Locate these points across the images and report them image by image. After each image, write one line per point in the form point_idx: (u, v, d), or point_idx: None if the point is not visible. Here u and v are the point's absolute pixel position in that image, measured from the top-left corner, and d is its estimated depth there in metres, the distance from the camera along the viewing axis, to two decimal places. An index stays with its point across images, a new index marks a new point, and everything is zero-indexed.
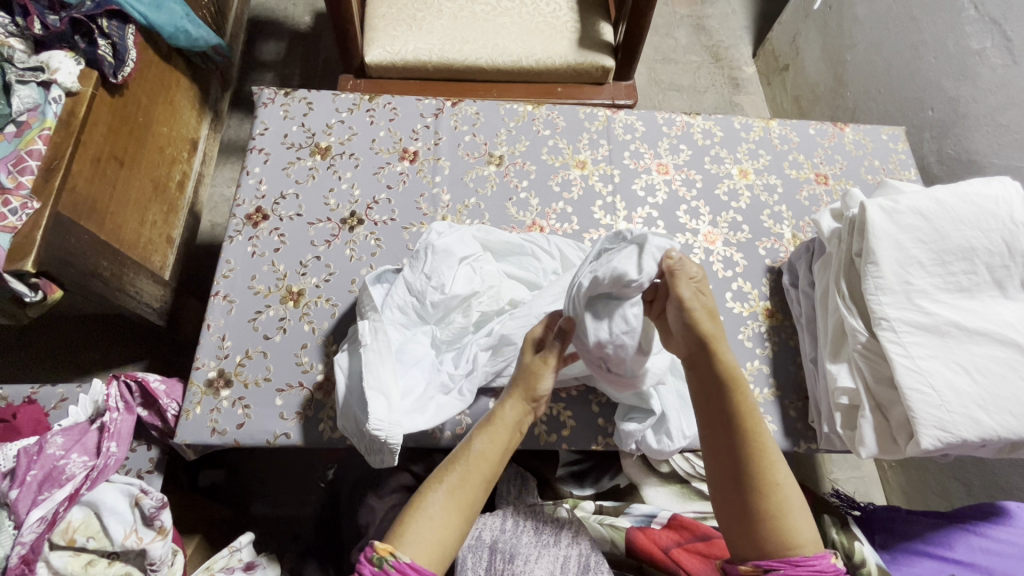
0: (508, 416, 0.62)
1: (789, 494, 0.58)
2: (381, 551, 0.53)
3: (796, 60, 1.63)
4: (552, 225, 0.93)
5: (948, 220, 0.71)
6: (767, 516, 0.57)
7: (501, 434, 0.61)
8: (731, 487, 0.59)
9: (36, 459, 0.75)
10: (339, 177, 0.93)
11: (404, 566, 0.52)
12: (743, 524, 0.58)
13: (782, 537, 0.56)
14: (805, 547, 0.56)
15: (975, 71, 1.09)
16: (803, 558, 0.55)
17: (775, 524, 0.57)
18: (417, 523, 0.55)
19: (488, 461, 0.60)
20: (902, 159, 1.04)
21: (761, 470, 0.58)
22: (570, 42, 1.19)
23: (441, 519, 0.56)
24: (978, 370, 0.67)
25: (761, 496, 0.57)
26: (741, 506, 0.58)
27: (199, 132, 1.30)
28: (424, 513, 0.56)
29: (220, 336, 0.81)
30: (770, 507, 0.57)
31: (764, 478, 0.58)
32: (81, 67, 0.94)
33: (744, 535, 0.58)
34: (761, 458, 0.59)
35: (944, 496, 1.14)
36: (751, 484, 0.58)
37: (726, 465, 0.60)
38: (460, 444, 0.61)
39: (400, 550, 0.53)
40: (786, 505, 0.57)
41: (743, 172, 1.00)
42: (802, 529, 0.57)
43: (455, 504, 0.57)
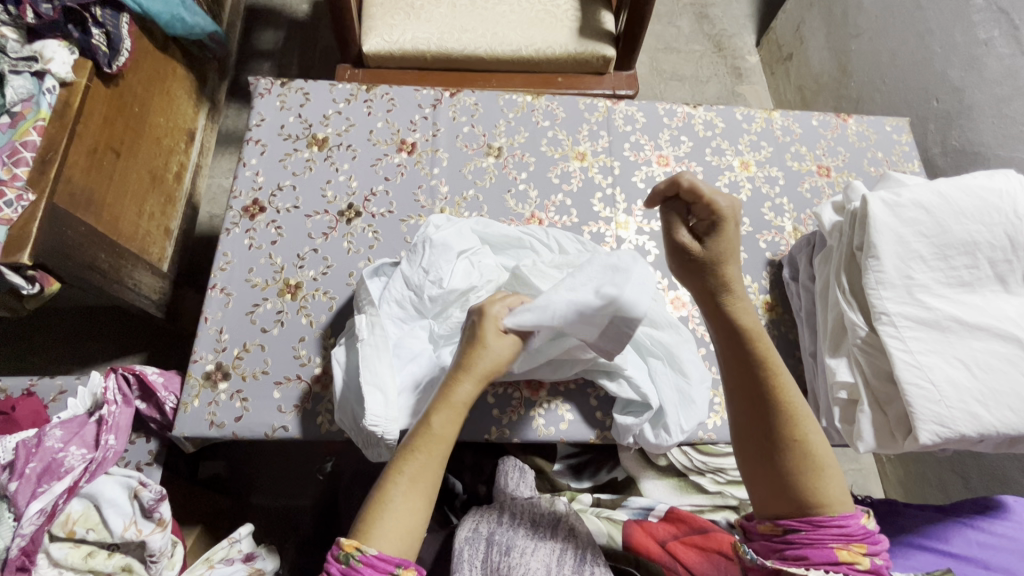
0: (461, 395, 0.63)
1: (820, 449, 0.59)
2: (347, 547, 0.54)
3: (800, 50, 1.61)
4: (551, 218, 0.92)
5: (950, 214, 0.70)
6: (803, 471, 0.58)
7: (453, 411, 0.62)
8: (766, 446, 0.60)
9: (34, 452, 0.75)
10: (336, 169, 0.93)
11: (372, 559, 0.53)
12: (780, 483, 0.58)
13: (815, 493, 0.57)
14: (835, 506, 0.56)
15: (982, 61, 1.07)
16: (829, 516, 0.56)
17: (809, 481, 0.57)
18: (381, 517, 0.55)
19: (443, 441, 0.61)
20: (906, 151, 1.03)
21: (796, 426, 0.60)
22: (571, 31, 1.17)
23: (402, 509, 0.56)
24: (978, 365, 0.66)
25: (792, 452, 0.58)
26: (777, 461, 0.59)
27: (196, 123, 1.29)
28: (387, 507, 0.56)
29: (217, 329, 0.81)
30: (804, 463, 0.58)
31: (802, 435, 0.59)
32: (75, 57, 0.92)
33: (778, 494, 0.58)
34: (797, 414, 0.60)
35: (942, 488, 1.14)
36: (786, 440, 0.59)
37: (764, 418, 0.61)
38: (417, 426, 0.61)
39: (366, 545, 0.54)
40: (820, 461, 0.58)
41: (744, 164, 0.99)
42: (833, 485, 0.57)
43: (416, 492, 0.58)
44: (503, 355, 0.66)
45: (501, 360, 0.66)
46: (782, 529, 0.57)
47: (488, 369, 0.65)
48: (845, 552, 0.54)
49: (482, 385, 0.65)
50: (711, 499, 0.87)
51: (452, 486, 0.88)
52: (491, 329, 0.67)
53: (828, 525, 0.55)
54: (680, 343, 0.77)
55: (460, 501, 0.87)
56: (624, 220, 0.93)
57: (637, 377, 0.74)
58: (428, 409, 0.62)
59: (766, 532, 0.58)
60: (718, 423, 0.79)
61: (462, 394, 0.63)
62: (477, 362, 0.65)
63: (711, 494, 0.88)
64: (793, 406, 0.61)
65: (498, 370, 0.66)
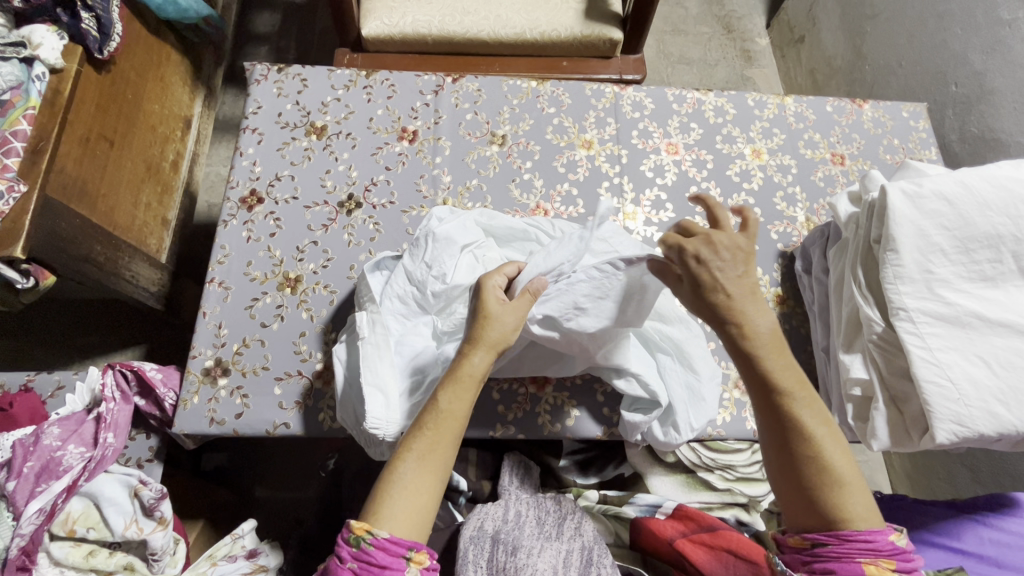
0: (473, 369, 0.61)
1: (842, 465, 0.56)
2: (358, 530, 0.53)
3: (812, 32, 1.56)
4: (557, 208, 0.89)
5: (974, 206, 0.67)
6: (824, 488, 0.55)
7: (465, 385, 0.60)
8: (782, 462, 0.57)
9: (32, 450, 0.74)
10: (336, 158, 0.90)
11: (383, 542, 0.52)
12: (800, 498, 0.56)
13: (837, 510, 0.55)
14: (858, 521, 0.54)
15: (1005, 43, 1.03)
16: (856, 531, 0.54)
17: (831, 498, 0.55)
18: (391, 495, 0.55)
19: (454, 417, 0.59)
20: (924, 138, 0.99)
21: (814, 443, 0.56)
22: (577, 13, 1.13)
23: (414, 488, 0.55)
24: (999, 363, 0.64)
25: (814, 468, 0.55)
26: (798, 478, 0.56)
27: (192, 110, 1.26)
28: (397, 486, 0.55)
29: (216, 324, 0.79)
30: (826, 479, 0.55)
31: (821, 452, 0.56)
32: (65, 42, 0.89)
33: (800, 509, 0.56)
34: (811, 429, 0.56)
35: (951, 482, 1.13)
36: (803, 459, 0.56)
37: (782, 433, 0.57)
38: (426, 406, 0.60)
39: (377, 526, 0.53)
40: (843, 478, 0.55)
41: (756, 152, 0.96)
42: (856, 501, 0.55)
43: (427, 468, 0.57)
44: (508, 323, 0.63)
45: (507, 329, 0.63)
46: (810, 542, 0.55)
47: (498, 338, 0.62)
48: (871, 566, 0.52)
49: (495, 355, 0.62)
50: (719, 496, 0.86)
51: (456, 484, 0.85)
52: (493, 297, 0.65)
53: (856, 539, 0.53)
54: (690, 338, 0.74)
55: (464, 498, 0.85)
56: (632, 211, 0.90)
57: (646, 374, 0.72)
58: (436, 386, 0.61)
59: (794, 545, 0.57)
60: (726, 419, 0.78)
61: (472, 368, 0.61)
62: (484, 335, 0.62)
63: (719, 491, 0.86)
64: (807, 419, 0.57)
65: (506, 339, 0.63)
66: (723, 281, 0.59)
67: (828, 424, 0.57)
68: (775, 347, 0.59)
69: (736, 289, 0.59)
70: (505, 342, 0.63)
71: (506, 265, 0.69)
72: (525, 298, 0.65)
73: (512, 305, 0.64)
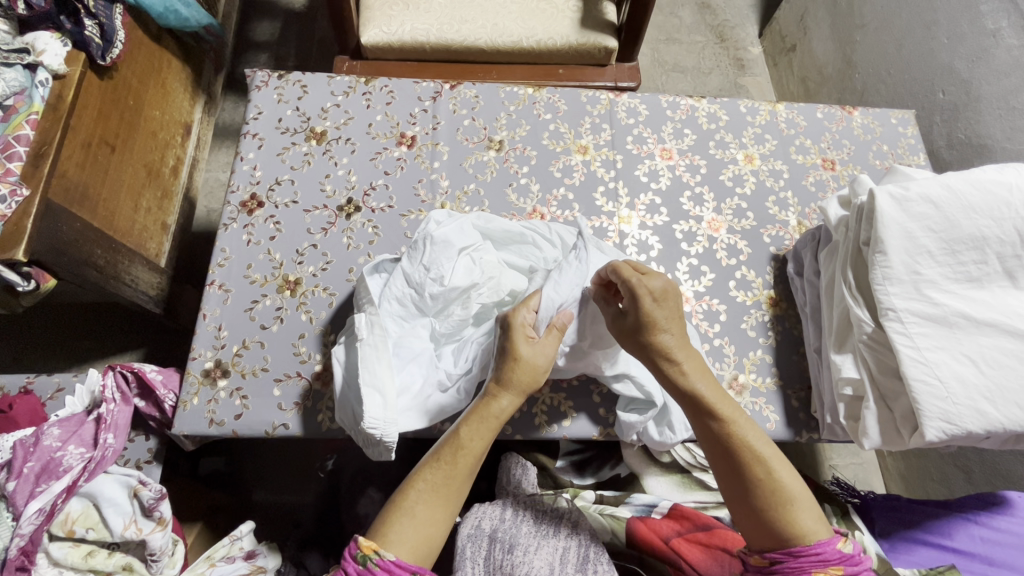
0: (500, 410, 0.63)
1: (787, 482, 0.59)
2: (366, 548, 0.55)
3: (804, 41, 1.59)
4: (553, 212, 0.91)
5: (959, 209, 0.69)
6: (773, 508, 0.58)
7: (487, 424, 0.62)
8: (731, 486, 0.61)
9: (32, 451, 0.74)
10: (335, 163, 0.91)
11: (389, 564, 0.54)
12: (754, 520, 0.59)
13: (790, 526, 0.57)
14: (811, 535, 0.57)
15: (989, 52, 1.05)
16: (807, 547, 0.56)
17: (781, 516, 0.57)
18: (400, 521, 0.57)
19: (472, 454, 0.61)
20: (912, 144, 1.02)
21: (756, 465, 0.59)
22: (572, 22, 1.16)
23: (424, 518, 0.58)
24: (986, 362, 0.66)
25: (761, 487, 0.59)
26: (747, 498, 0.59)
27: (192, 116, 1.27)
28: (407, 513, 0.57)
29: (216, 327, 0.80)
30: (774, 497, 0.58)
31: (765, 471, 0.59)
32: (68, 49, 0.90)
33: (758, 531, 0.58)
34: (752, 453, 0.60)
35: (944, 483, 1.14)
36: (749, 482, 0.59)
37: (728, 457, 0.61)
38: (447, 439, 0.62)
39: (384, 547, 0.55)
40: (789, 495, 0.58)
41: (749, 158, 0.98)
42: (805, 516, 0.57)
43: (439, 500, 0.59)
44: (541, 365, 0.65)
45: (538, 371, 0.65)
46: (768, 560, 0.57)
47: (530, 381, 0.65)
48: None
49: (523, 397, 0.65)
50: (714, 496, 0.87)
51: None
52: (523, 337, 0.66)
53: (807, 554, 0.56)
54: None
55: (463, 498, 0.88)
56: (627, 215, 0.92)
57: (642, 374, 0.73)
58: (459, 419, 0.63)
59: (756, 564, 0.58)
60: None
61: (496, 409, 0.63)
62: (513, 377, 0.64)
63: (714, 490, 0.87)
64: (749, 442, 0.61)
65: (534, 382, 0.65)
66: (656, 318, 0.64)
67: (769, 446, 0.61)
68: (707, 376, 0.64)
69: (664, 330, 0.65)
70: (535, 384, 0.65)
71: (531, 298, 0.69)
72: (552, 336, 0.67)
73: (542, 343, 0.66)
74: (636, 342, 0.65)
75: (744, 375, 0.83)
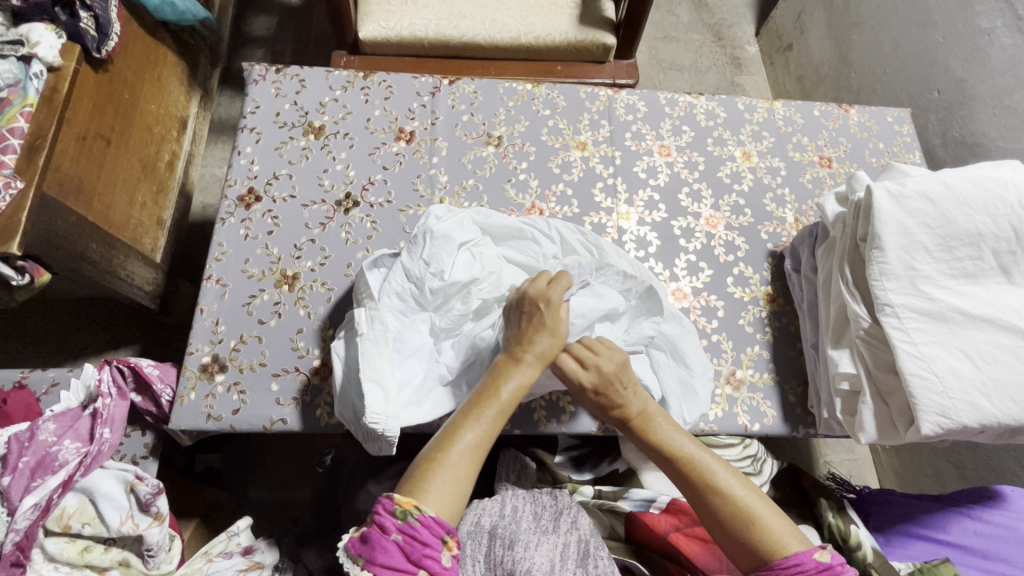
0: (526, 375, 0.65)
1: (751, 501, 0.60)
2: (404, 504, 0.54)
3: (800, 40, 1.60)
4: (552, 208, 0.91)
5: (955, 205, 0.69)
6: (744, 528, 0.59)
7: (518, 384, 0.65)
8: (701, 513, 0.62)
9: (27, 445, 0.74)
10: (333, 157, 0.91)
11: (429, 520, 0.53)
12: (731, 543, 0.60)
13: (764, 544, 0.58)
14: (784, 547, 0.57)
15: (984, 51, 1.06)
16: (783, 559, 0.56)
17: (751, 535, 0.59)
18: (439, 476, 0.57)
19: (505, 412, 0.63)
20: (907, 142, 1.02)
21: (717, 491, 0.61)
22: (571, 19, 1.16)
23: (461, 473, 0.58)
24: (981, 357, 0.66)
25: (727, 511, 0.60)
26: (717, 524, 0.61)
27: (188, 111, 1.26)
28: (446, 468, 0.57)
29: (213, 321, 0.79)
30: (740, 520, 0.59)
31: (725, 494, 0.61)
32: (63, 41, 0.89)
33: (737, 552, 0.60)
34: (711, 480, 0.62)
35: (937, 478, 1.15)
36: (714, 507, 0.61)
37: (691, 489, 0.63)
38: (482, 396, 0.63)
39: (423, 502, 0.55)
40: (755, 513, 0.59)
41: (746, 155, 0.98)
42: (777, 528, 0.59)
43: (475, 456, 0.59)
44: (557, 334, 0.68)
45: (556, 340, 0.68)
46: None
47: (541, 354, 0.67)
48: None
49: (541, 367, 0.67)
50: None
51: None
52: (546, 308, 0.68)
53: (785, 568, 0.56)
54: (681, 336, 0.78)
55: None
56: (625, 211, 0.92)
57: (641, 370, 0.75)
58: (492, 380, 0.65)
59: None
60: (719, 414, 0.80)
61: (528, 372, 0.66)
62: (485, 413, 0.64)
63: None
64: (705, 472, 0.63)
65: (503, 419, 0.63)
66: (613, 380, 0.68)
67: (727, 470, 0.63)
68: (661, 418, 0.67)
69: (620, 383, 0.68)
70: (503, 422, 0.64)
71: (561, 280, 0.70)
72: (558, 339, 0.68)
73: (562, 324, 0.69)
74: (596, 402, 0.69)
75: (741, 371, 0.83)
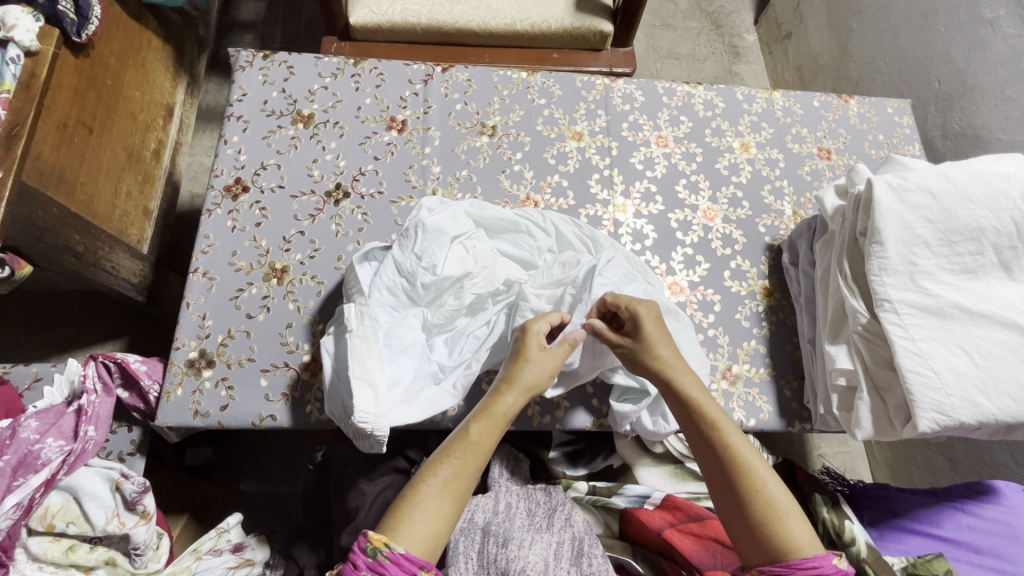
0: (505, 407, 0.63)
1: (778, 497, 0.58)
2: (375, 542, 0.52)
3: (799, 28, 1.57)
4: (547, 200, 0.89)
5: (956, 199, 0.68)
6: (768, 521, 0.57)
7: (495, 421, 0.62)
8: (726, 500, 0.60)
9: (8, 444, 0.71)
10: (323, 147, 0.89)
11: (400, 557, 0.52)
12: (747, 534, 0.58)
13: (781, 541, 0.56)
14: (806, 550, 0.55)
15: (986, 41, 1.04)
16: (801, 559, 0.54)
17: (771, 529, 0.57)
18: (410, 515, 0.55)
19: (481, 451, 0.60)
20: (907, 134, 1.01)
21: (749, 478, 0.59)
22: (567, 5, 1.13)
23: (434, 511, 0.56)
24: (980, 353, 0.66)
25: (752, 501, 0.58)
26: (741, 513, 0.58)
27: (174, 97, 1.23)
28: (418, 507, 0.55)
29: (200, 315, 0.78)
30: (763, 512, 0.57)
31: (753, 484, 0.59)
32: (40, 24, 0.85)
33: (749, 544, 0.57)
34: (747, 468, 0.60)
35: (930, 471, 1.15)
36: (743, 495, 0.59)
37: (719, 473, 0.61)
38: (456, 435, 0.61)
39: (395, 541, 0.53)
40: (781, 508, 0.58)
41: (745, 146, 0.97)
42: (800, 531, 0.57)
43: (450, 496, 0.57)
44: (545, 370, 0.66)
45: (543, 376, 0.66)
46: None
47: (533, 383, 0.65)
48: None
49: (526, 399, 0.65)
50: None
51: None
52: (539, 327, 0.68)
53: (804, 568, 0.54)
54: (677, 332, 0.77)
55: None
56: (622, 203, 0.90)
57: None
58: (468, 417, 0.63)
59: None
60: None
61: (503, 406, 0.63)
62: (523, 376, 0.65)
63: None
64: (740, 457, 0.60)
65: (541, 386, 0.66)
66: (654, 334, 0.68)
67: (759, 459, 0.61)
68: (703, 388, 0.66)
69: (661, 345, 0.67)
70: (541, 389, 0.66)
71: (552, 312, 0.71)
72: (561, 349, 0.68)
73: (552, 354, 0.67)
74: (634, 360, 0.68)
75: (738, 365, 0.82)
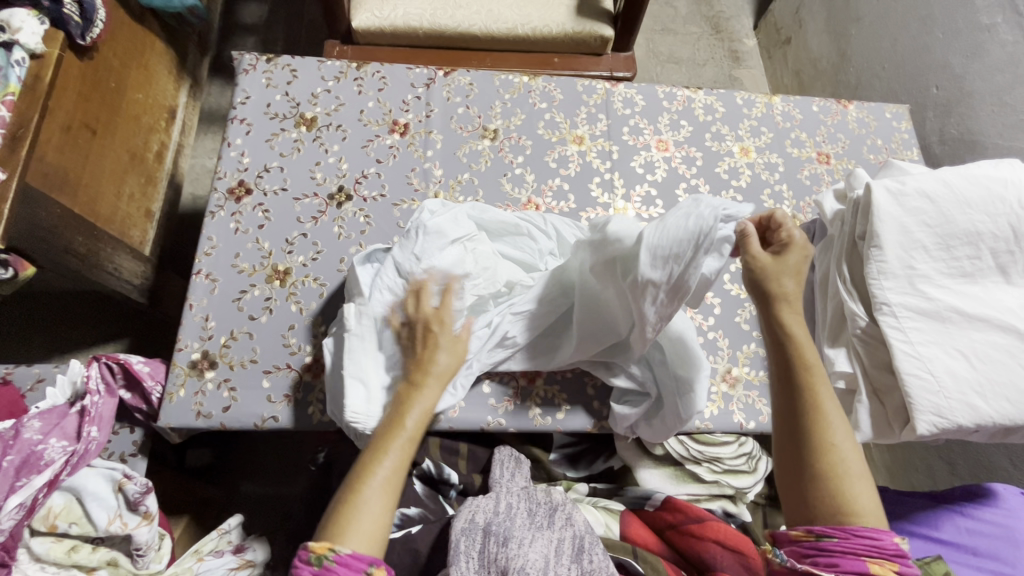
0: (427, 400, 0.65)
1: (849, 455, 0.53)
2: (319, 549, 0.52)
3: (799, 33, 1.58)
4: (548, 203, 0.90)
5: (954, 204, 0.69)
6: (831, 472, 0.52)
7: (423, 411, 0.64)
8: (790, 444, 0.55)
9: (11, 444, 0.72)
10: (326, 150, 0.89)
11: (347, 558, 0.52)
12: (801, 485, 0.53)
13: (841, 498, 0.51)
14: (865, 516, 0.50)
15: (984, 47, 1.05)
16: (860, 527, 0.50)
17: (831, 484, 0.52)
18: (354, 518, 0.54)
19: (411, 443, 0.62)
20: (906, 139, 1.02)
21: (825, 426, 0.54)
22: (568, 10, 1.14)
23: (377, 509, 0.56)
24: (977, 356, 0.66)
25: (820, 451, 0.53)
26: (804, 462, 0.53)
27: (176, 100, 1.23)
28: (361, 508, 0.55)
29: (203, 317, 0.78)
30: (829, 464, 0.53)
31: (828, 434, 0.54)
32: (45, 27, 0.85)
33: (801, 497, 0.53)
34: (824, 414, 0.55)
35: (929, 475, 1.16)
36: (814, 441, 0.54)
37: (795, 416, 0.56)
38: (383, 430, 0.62)
39: (340, 544, 0.53)
40: (848, 467, 0.52)
41: (744, 150, 0.97)
42: (861, 493, 0.51)
43: (391, 490, 0.58)
44: (451, 355, 0.68)
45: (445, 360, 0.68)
46: (813, 535, 0.50)
47: (446, 370, 0.68)
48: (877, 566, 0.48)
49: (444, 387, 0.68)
50: (706, 488, 0.89)
51: (447, 476, 0.81)
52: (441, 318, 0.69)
53: (861, 535, 0.49)
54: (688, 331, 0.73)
55: (455, 491, 0.82)
56: (622, 207, 0.91)
57: (633, 366, 0.75)
58: (392, 413, 0.63)
59: (795, 538, 0.52)
60: (714, 413, 0.80)
61: (427, 399, 0.65)
62: (440, 366, 0.67)
63: (706, 483, 0.89)
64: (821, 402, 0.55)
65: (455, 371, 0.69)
66: (787, 265, 0.62)
67: (840, 412, 0.55)
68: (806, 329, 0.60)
69: (788, 278, 0.61)
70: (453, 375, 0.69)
71: (450, 295, 0.70)
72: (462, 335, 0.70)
73: (456, 341, 0.70)
74: (756, 285, 0.62)
75: (737, 368, 0.83)
